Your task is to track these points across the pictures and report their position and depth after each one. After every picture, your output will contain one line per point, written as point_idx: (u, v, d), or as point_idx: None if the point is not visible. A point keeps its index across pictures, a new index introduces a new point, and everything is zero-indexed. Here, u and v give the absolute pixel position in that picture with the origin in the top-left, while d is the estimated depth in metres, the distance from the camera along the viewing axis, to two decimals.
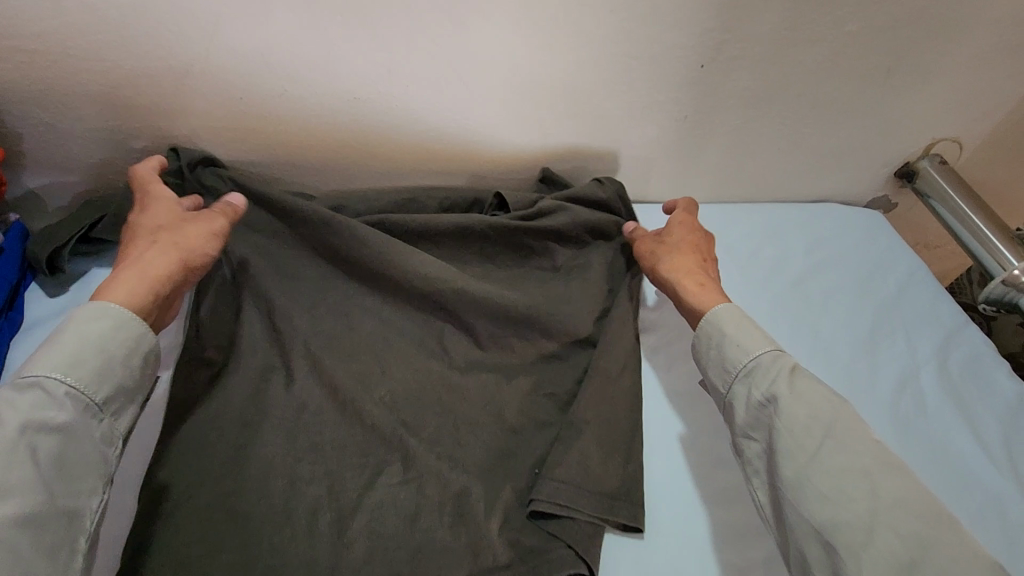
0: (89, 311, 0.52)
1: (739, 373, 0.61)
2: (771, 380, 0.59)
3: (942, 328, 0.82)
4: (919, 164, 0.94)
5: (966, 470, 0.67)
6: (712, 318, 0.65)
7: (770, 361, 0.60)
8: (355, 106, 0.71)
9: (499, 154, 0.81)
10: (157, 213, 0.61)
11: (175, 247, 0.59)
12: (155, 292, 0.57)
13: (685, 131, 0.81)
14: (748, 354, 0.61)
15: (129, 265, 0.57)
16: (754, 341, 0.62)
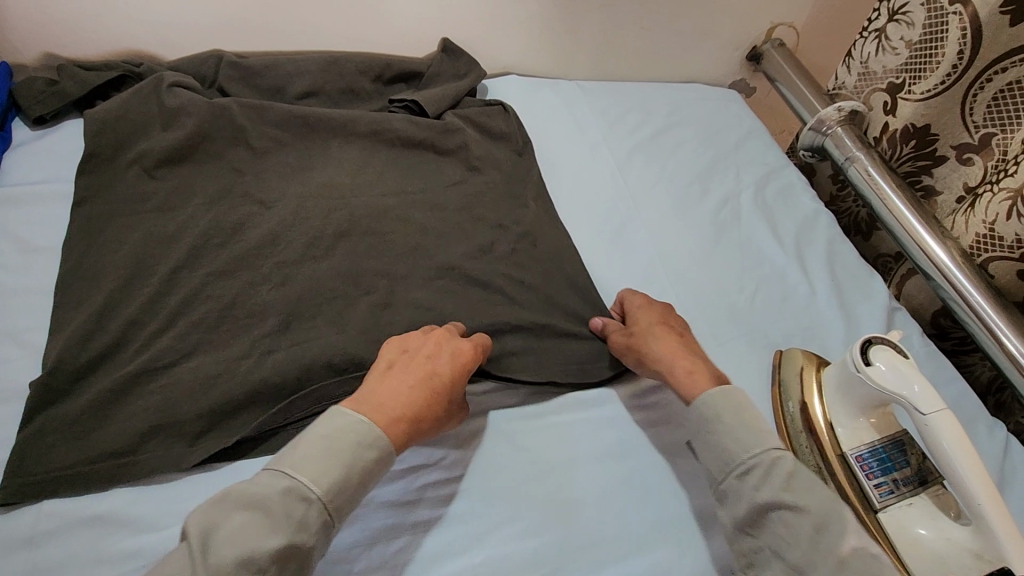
0: (365, 433, 0.53)
1: (735, 473, 0.58)
2: (758, 486, 0.56)
3: (768, 166, 1.03)
4: (763, 47, 1.15)
5: (761, 251, 0.88)
6: (704, 404, 0.62)
7: (770, 463, 0.57)
8: None
9: (406, 28, 0.98)
10: (654, 319, 0.72)
11: (437, 380, 0.60)
12: (406, 427, 0.56)
13: (560, 8, 1.00)
14: (746, 450, 0.58)
15: (405, 378, 0.59)
16: (755, 435, 0.59)
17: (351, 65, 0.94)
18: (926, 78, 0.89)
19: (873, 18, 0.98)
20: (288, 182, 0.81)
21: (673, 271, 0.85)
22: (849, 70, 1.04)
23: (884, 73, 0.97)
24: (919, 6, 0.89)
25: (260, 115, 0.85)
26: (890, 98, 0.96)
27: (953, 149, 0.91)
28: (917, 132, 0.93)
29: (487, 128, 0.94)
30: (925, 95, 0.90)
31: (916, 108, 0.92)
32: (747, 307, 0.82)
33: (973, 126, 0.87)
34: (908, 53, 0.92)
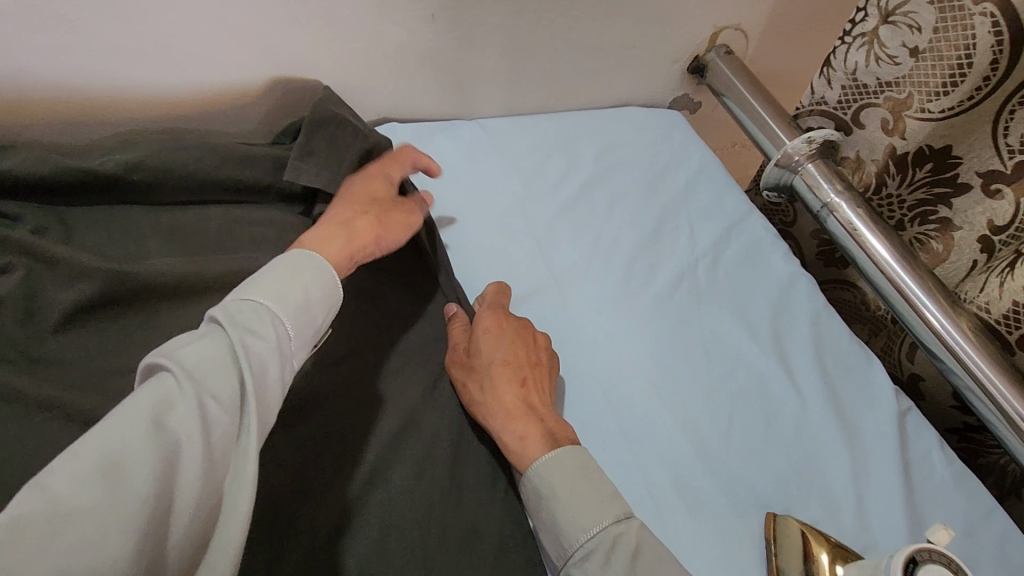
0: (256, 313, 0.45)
1: (574, 556, 0.51)
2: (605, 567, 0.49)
3: (727, 217, 0.81)
4: (707, 56, 0.92)
5: (732, 349, 0.68)
6: (539, 474, 0.53)
7: (611, 541, 0.50)
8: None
9: (226, 77, 0.70)
10: (501, 357, 0.59)
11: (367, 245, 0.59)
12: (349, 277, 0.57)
13: (443, 36, 0.74)
14: (582, 530, 0.50)
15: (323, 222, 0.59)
16: (593, 506, 0.51)
17: (154, 141, 0.66)
18: (943, 91, 0.70)
19: (856, 18, 0.78)
20: (59, 350, 0.55)
21: (619, 398, 0.62)
22: (827, 81, 0.84)
23: (879, 85, 0.78)
24: (925, 4, 0.70)
25: (56, 265, 0.57)
26: (893, 114, 0.77)
27: (980, 176, 0.71)
28: (934, 153, 0.75)
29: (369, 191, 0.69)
30: (941, 114, 0.71)
31: (933, 128, 0.73)
32: (725, 444, 0.61)
33: (1008, 151, 0.67)
34: (914, 61, 0.73)
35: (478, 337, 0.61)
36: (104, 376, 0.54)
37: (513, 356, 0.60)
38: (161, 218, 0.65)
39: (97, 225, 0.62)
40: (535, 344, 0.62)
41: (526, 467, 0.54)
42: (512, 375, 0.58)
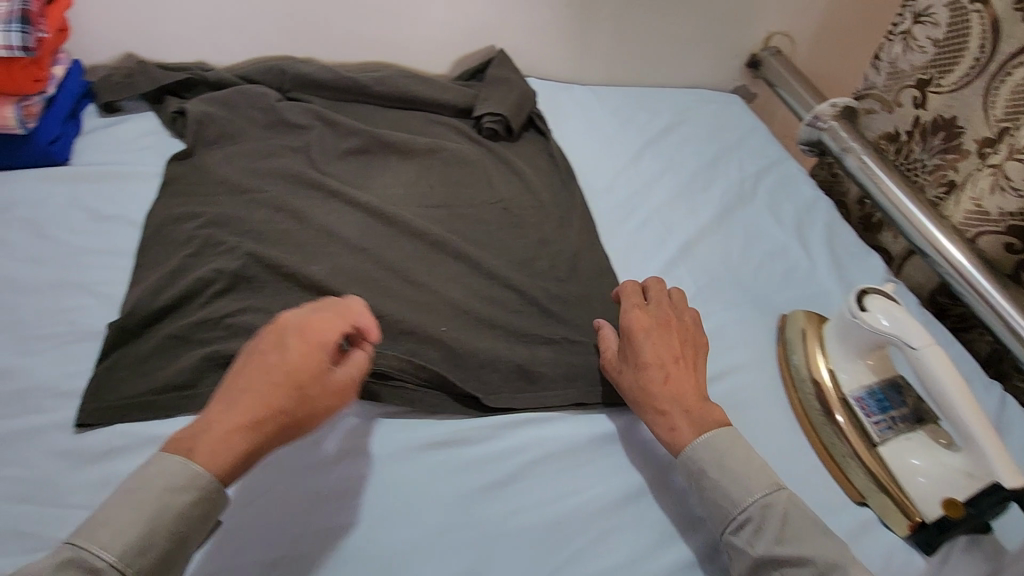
0: (175, 469, 0.46)
1: (730, 527, 0.57)
2: (755, 541, 0.55)
3: (769, 159, 1.10)
4: (761, 53, 1.23)
5: (764, 230, 0.95)
6: (694, 454, 0.60)
7: (761, 513, 0.56)
8: None
9: (432, 36, 1.06)
10: (644, 351, 0.66)
11: (302, 394, 0.50)
12: (243, 462, 0.48)
13: (573, 19, 1.09)
14: (734, 504, 0.57)
15: (228, 387, 0.50)
16: (742, 482, 0.58)
17: (389, 70, 1.04)
18: (954, 72, 0.96)
19: (899, 22, 1.05)
20: (337, 169, 0.89)
21: (684, 247, 0.89)
22: (877, 71, 1.10)
23: (912, 71, 1.03)
24: (942, 7, 0.97)
25: (336, 128, 0.94)
26: (920, 93, 1.02)
27: (977, 142, 0.94)
28: (945, 123, 0.99)
29: (518, 105, 1.02)
30: (954, 88, 0.96)
31: (946, 100, 0.98)
32: (756, 281, 0.86)
33: (993, 119, 0.91)
34: (935, 51, 0.99)
35: (628, 340, 0.68)
36: (357, 185, 0.88)
37: (659, 350, 0.67)
38: (390, 113, 1.01)
39: (350, 111, 0.99)
40: (677, 332, 0.69)
41: (684, 449, 0.61)
42: (665, 361, 0.66)
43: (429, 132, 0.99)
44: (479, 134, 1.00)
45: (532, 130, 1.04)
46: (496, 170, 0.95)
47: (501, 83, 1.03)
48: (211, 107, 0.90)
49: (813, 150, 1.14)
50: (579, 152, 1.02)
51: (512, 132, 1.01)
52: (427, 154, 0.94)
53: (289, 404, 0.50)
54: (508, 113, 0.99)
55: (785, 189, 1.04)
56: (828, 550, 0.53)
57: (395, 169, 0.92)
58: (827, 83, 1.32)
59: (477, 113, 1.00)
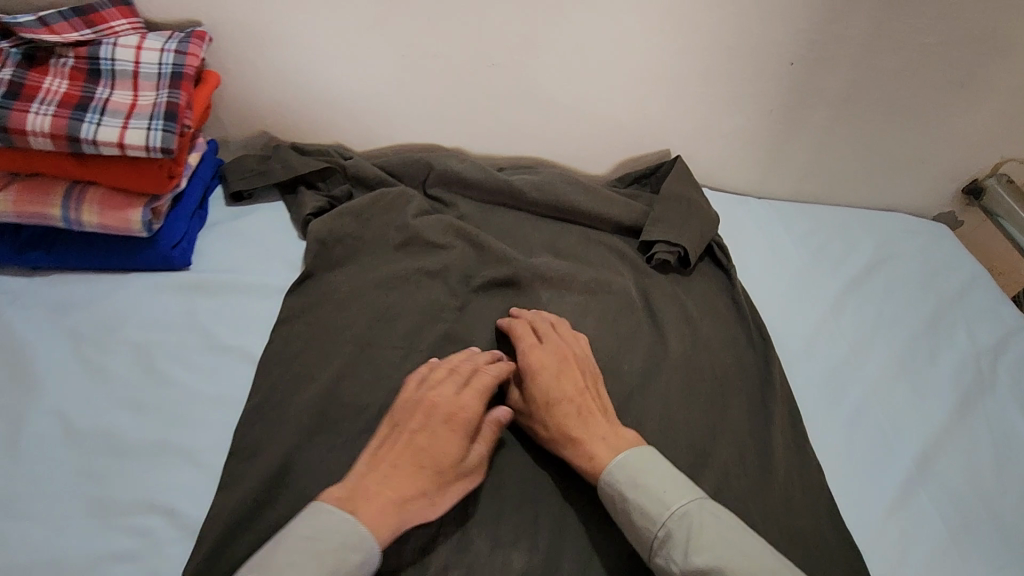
0: (331, 526, 0.49)
1: (654, 543, 0.54)
2: (687, 560, 0.51)
3: (1005, 327, 0.86)
4: (986, 181, 1.00)
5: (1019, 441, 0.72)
6: (617, 472, 0.57)
7: (676, 524, 0.54)
8: (484, 74, 0.81)
9: (601, 135, 0.90)
10: (393, 489, 0.53)
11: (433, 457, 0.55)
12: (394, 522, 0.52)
13: (772, 128, 0.90)
14: (656, 518, 0.54)
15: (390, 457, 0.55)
16: (657, 494, 0.55)
17: (546, 171, 0.89)
18: None
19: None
20: (478, 302, 0.74)
21: (917, 462, 0.68)
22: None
23: None
24: None
25: (481, 251, 0.79)
26: None
27: None
28: None
29: (700, 232, 0.84)
30: None
31: None
32: (1019, 529, 0.65)
33: None
34: None
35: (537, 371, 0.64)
36: None
37: (556, 372, 0.64)
38: (543, 224, 0.86)
39: (498, 219, 0.85)
40: (563, 359, 0.65)
41: (601, 474, 0.58)
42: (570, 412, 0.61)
43: (589, 255, 0.83)
44: (647, 264, 0.84)
45: (709, 259, 0.86)
46: (669, 315, 0.78)
47: (680, 201, 0.86)
48: (349, 211, 0.77)
49: None
50: (764, 299, 0.84)
51: (688, 264, 0.84)
52: (587, 291, 0.78)
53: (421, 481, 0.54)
54: (688, 244, 0.82)
55: None
56: (716, 539, 0.52)
57: (550, 306, 0.76)
58: None
59: (649, 239, 0.83)
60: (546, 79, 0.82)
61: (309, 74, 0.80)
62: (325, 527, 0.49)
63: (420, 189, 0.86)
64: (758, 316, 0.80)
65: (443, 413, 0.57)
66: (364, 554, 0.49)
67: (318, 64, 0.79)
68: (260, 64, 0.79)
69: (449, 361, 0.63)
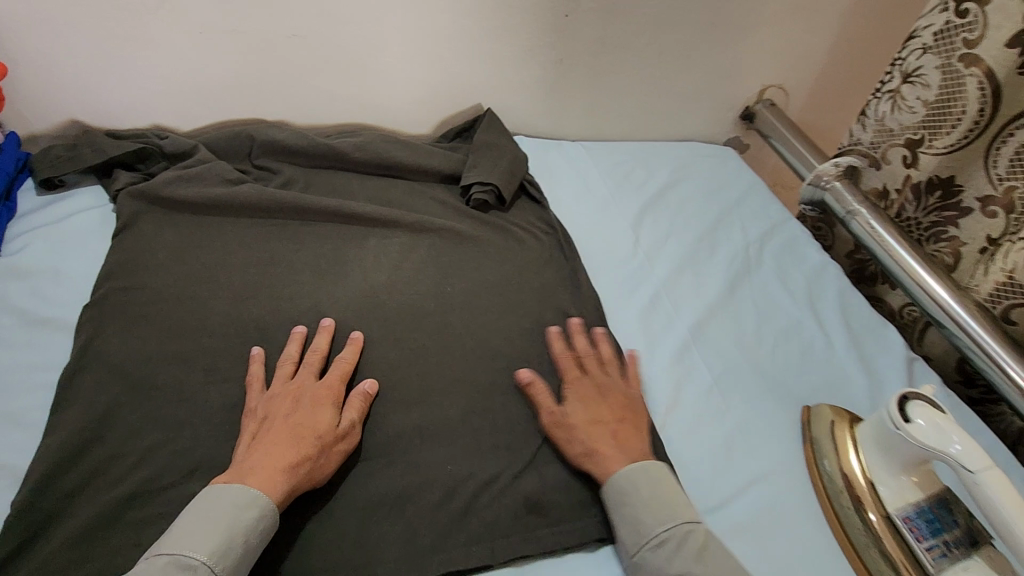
0: (240, 498, 0.52)
1: (648, 543, 0.56)
2: (671, 557, 0.55)
3: (772, 221, 1.04)
4: (756, 107, 1.19)
5: (775, 305, 0.89)
6: (624, 480, 0.60)
7: (681, 534, 0.56)
8: (287, 47, 0.87)
9: (413, 96, 0.98)
10: (279, 460, 0.55)
11: (303, 431, 0.58)
12: (293, 442, 0.56)
13: (564, 73, 1.03)
14: (659, 521, 0.57)
15: (269, 436, 0.57)
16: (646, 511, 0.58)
17: (369, 133, 0.96)
18: (947, 134, 0.87)
19: (887, 79, 0.96)
20: (306, 253, 0.80)
21: (693, 331, 0.82)
22: (863, 127, 1.02)
23: (903, 130, 0.94)
24: (933, 68, 0.87)
25: (305, 212, 0.84)
26: (910, 152, 0.93)
27: (977, 200, 0.87)
28: (941, 182, 0.91)
29: (510, 172, 0.95)
30: (947, 150, 0.87)
31: (940, 161, 0.89)
32: (772, 369, 0.80)
33: (998, 179, 0.84)
34: (926, 111, 0.89)
35: (316, 399, 0.62)
36: (335, 270, 0.79)
37: (334, 400, 0.62)
38: (370, 182, 0.93)
39: (325, 181, 0.91)
40: (338, 384, 0.64)
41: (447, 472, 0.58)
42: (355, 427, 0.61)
43: (414, 203, 0.91)
44: (468, 205, 0.93)
45: (526, 196, 0.97)
46: (487, 245, 0.87)
47: (491, 146, 0.97)
48: (169, 185, 0.80)
49: (812, 211, 1.10)
50: (573, 222, 0.96)
51: (504, 201, 0.94)
52: (409, 233, 0.86)
53: (312, 451, 0.57)
54: (498, 183, 0.92)
55: (790, 255, 0.98)
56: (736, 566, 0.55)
57: (376, 249, 0.83)
58: (820, 134, 1.28)
59: (466, 182, 0.93)
60: (348, 47, 0.89)
61: (108, 59, 0.82)
62: (223, 498, 0.52)
63: (248, 162, 0.90)
64: (567, 235, 0.92)
65: (283, 404, 0.61)
66: (258, 512, 0.52)
67: (117, 49, 0.82)
68: (54, 55, 0.80)
69: (290, 355, 0.67)
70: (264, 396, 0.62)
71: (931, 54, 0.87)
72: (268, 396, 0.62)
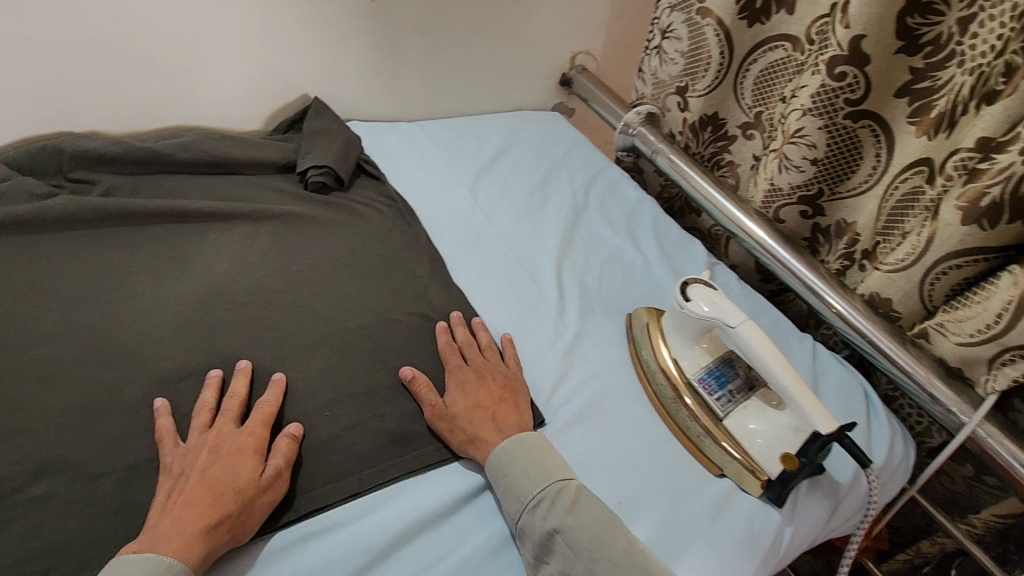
0: (146, 568, 0.49)
1: (528, 507, 0.61)
2: (546, 516, 0.59)
3: (594, 169, 1.17)
4: (570, 73, 1.32)
5: (599, 237, 1.01)
6: (497, 454, 0.64)
7: (555, 492, 0.61)
8: (85, 51, 0.85)
9: (236, 92, 1.00)
10: (195, 523, 0.52)
11: (221, 485, 0.55)
12: (209, 498, 0.54)
13: (385, 55, 1.09)
14: (534, 484, 0.61)
15: (176, 499, 0.55)
16: (526, 478, 0.62)
17: (193, 133, 0.96)
18: (704, 78, 1.03)
19: (651, 37, 1.11)
20: (139, 253, 0.80)
21: (530, 269, 0.92)
22: (644, 81, 1.17)
23: (671, 79, 1.10)
24: (681, 23, 1.03)
25: (134, 216, 0.83)
26: (681, 98, 1.09)
27: (739, 127, 1.05)
28: (710, 118, 1.08)
29: (345, 152, 0.99)
30: (706, 90, 1.04)
31: (703, 102, 1.06)
32: (599, 289, 0.91)
33: (748, 107, 1.02)
34: (682, 62, 1.05)
35: (232, 452, 0.58)
36: (175, 265, 0.80)
37: (256, 452, 0.59)
38: (202, 180, 0.93)
39: (153, 184, 0.90)
40: (262, 430, 0.61)
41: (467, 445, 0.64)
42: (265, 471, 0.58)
43: (251, 194, 0.93)
44: (308, 189, 0.96)
45: (365, 174, 1.02)
46: (330, 222, 0.91)
47: (323, 131, 1.01)
48: None
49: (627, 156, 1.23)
50: (414, 191, 1.02)
51: (344, 181, 0.98)
52: (249, 222, 0.88)
53: (232, 507, 0.54)
54: (333, 163, 0.96)
55: (611, 194, 1.12)
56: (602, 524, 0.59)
57: (216, 241, 0.84)
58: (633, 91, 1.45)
59: (302, 167, 0.96)
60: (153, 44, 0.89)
61: None
62: (130, 571, 0.49)
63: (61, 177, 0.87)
64: (407, 203, 0.99)
65: (208, 458, 0.58)
66: None
67: None
68: None
69: (210, 402, 0.64)
70: (179, 450, 0.59)
71: (677, 12, 1.03)
72: (174, 454, 0.59)
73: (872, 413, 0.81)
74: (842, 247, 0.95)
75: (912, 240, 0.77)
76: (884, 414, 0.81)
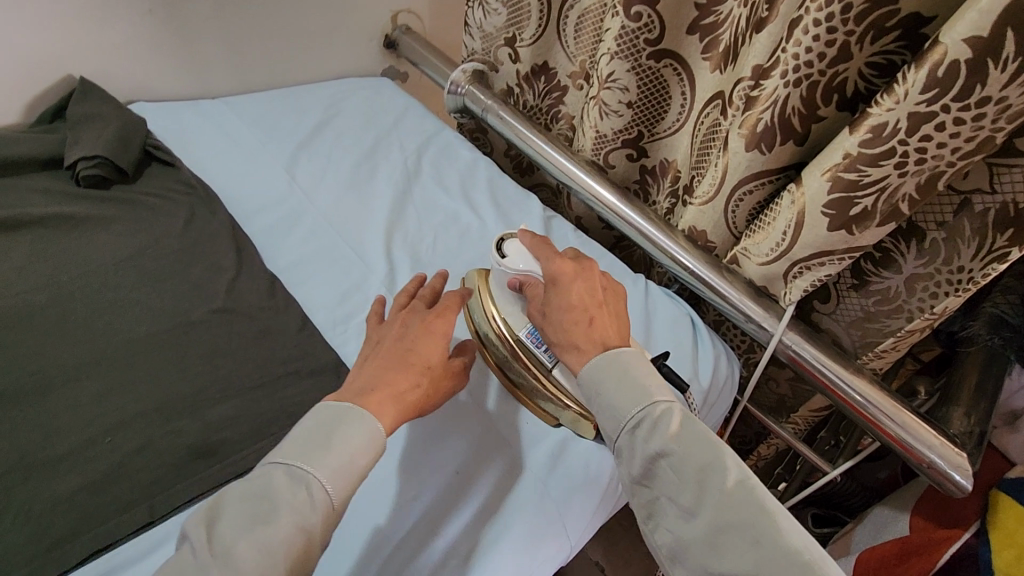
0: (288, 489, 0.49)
1: (625, 427, 0.57)
2: (647, 439, 0.55)
3: (426, 133, 1.12)
4: (393, 34, 1.23)
5: (432, 204, 0.97)
6: (591, 367, 0.60)
7: (654, 413, 0.56)
8: None
9: None
10: (393, 384, 0.57)
11: (423, 351, 0.61)
12: (399, 364, 0.60)
13: (164, 24, 0.96)
14: (634, 403, 0.57)
15: (382, 362, 0.60)
16: (627, 393, 0.57)
17: None
18: (529, 24, 1.02)
19: None
20: None
21: (355, 245, 0.86)
22: (472, 36, 1.13)
23: (497, 31, 1.07)
24: None
25: None
26: (512, 49, 1.08)
27: (569, 75, 1.04)
28: (541, 67, 1.07)
29: (125, 139, 0.87)
30: (534, 38, 1.03)
31: (531, 51, 1.05)
32: (432, 258, 0.88)
33: (572, 54, 1.01)
34: (506, 10, 1.03)
35: (440, 321, 0.64)
36: None
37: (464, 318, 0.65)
38: None
39: None
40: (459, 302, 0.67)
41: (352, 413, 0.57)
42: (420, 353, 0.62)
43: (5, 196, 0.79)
44: (80, 184, 0.83)
45: (157, 162, 0.91)
46: (111, 221, 0.80)
47: (94, 116, 0.87)
48: None
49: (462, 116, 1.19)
50: (218, 175, 0.92)
51: (126, 171, 0.86)
52: (1, 231, 0.75)
53: (417, 377, 0.59)
54: (107, 153, 0.83)
55: (443, 157, 1.08)
56: (708, 440, 0.54)
57: None
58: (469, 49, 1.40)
59: (69, 161, 0.83)
60: None
61: None
62: (268, 486, 0.48)
63: None
64: (209, 190, 0.89)
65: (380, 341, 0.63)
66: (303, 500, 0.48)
67: None
68: None
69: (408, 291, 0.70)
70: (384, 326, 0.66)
71: None
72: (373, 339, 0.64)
73: (699, 340, 0.86)
74: (667, 187, 1.00)
75: (713, 171, 0.81)
76: (709, 339, 0.86)
